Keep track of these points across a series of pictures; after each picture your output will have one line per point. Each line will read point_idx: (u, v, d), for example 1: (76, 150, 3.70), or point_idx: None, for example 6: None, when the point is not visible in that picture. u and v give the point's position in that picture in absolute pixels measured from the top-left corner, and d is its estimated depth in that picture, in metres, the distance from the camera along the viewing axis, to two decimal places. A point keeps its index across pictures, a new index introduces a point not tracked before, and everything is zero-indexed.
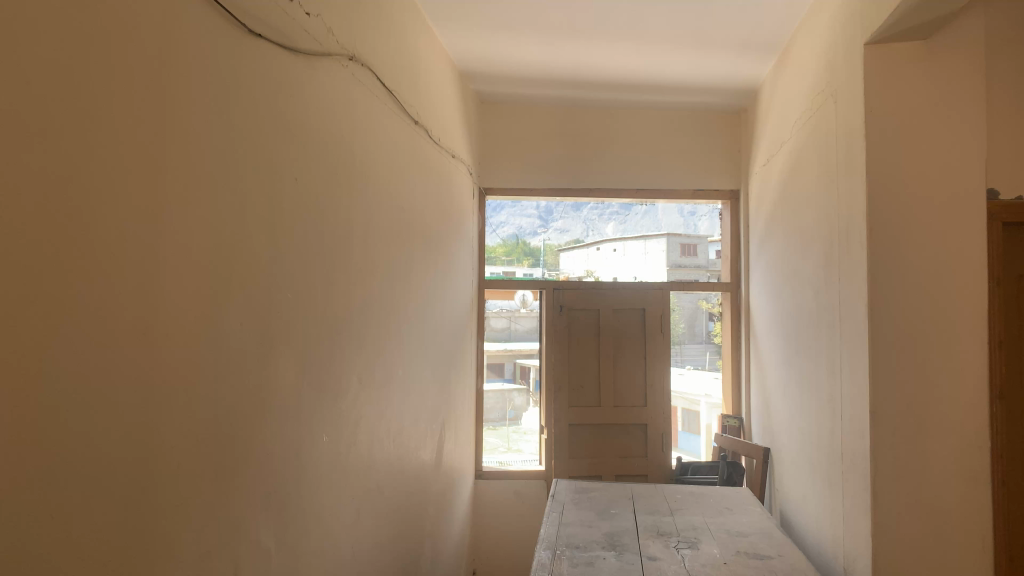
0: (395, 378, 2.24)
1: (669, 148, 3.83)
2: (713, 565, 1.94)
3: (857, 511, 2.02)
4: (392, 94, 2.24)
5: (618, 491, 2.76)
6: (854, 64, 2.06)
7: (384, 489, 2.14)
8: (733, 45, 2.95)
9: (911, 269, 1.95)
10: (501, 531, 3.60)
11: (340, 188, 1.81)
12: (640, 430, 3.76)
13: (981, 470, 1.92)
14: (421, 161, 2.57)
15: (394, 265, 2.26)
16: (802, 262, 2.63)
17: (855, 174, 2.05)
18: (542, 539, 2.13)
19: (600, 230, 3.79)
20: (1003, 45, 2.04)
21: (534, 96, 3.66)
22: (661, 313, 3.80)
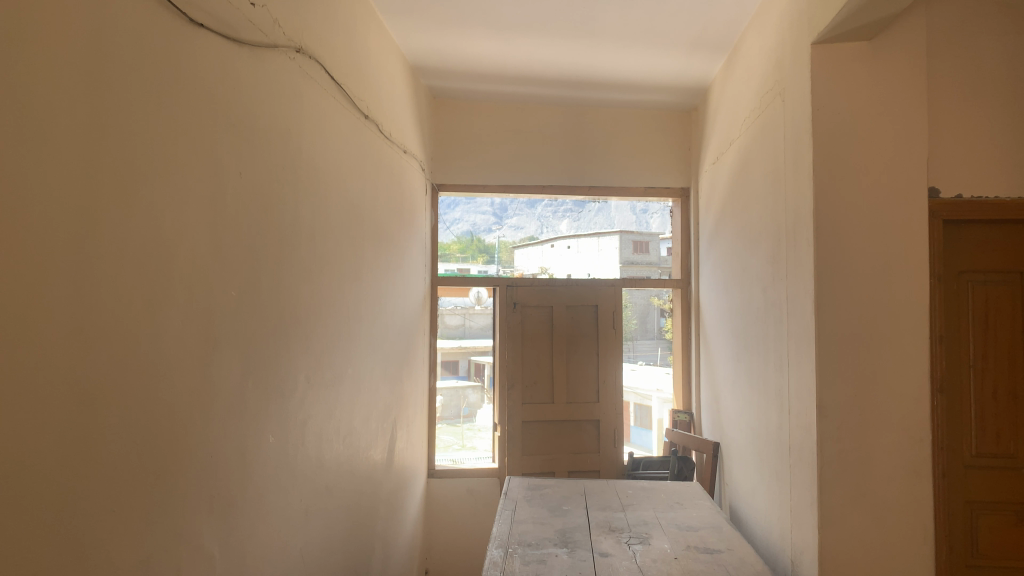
0: (346, 377, 2.22)
1: (621, 145, 3.86)
2: (664, 560, 1.95)
3: (804, 504, 2.06)
4: (341, 88, 2.20)
5: (570, 487, 2.77)
6: (802, 63, 2.09)
7: (334, 490, 2.11)
8: (683, 44, 2.98)
9: (855, 266, 1.98)
10: (454, 530, 3.58)
11: (287, 182, 1.78)
12: (593, 425, 3.77)
13: (922, 462, 1.97)
14: (371, 157, 2.54)
15: (344, 262, 2.22)
16: (750, 258, 2.66)
17: (802, 172, 2.08)
18: (494, 537, 2.12)
19: (554, 228, 3.85)
20: (944, 47, 2.09)
21: (488, 91, 3.64)
22: (613, 310, 3.81)
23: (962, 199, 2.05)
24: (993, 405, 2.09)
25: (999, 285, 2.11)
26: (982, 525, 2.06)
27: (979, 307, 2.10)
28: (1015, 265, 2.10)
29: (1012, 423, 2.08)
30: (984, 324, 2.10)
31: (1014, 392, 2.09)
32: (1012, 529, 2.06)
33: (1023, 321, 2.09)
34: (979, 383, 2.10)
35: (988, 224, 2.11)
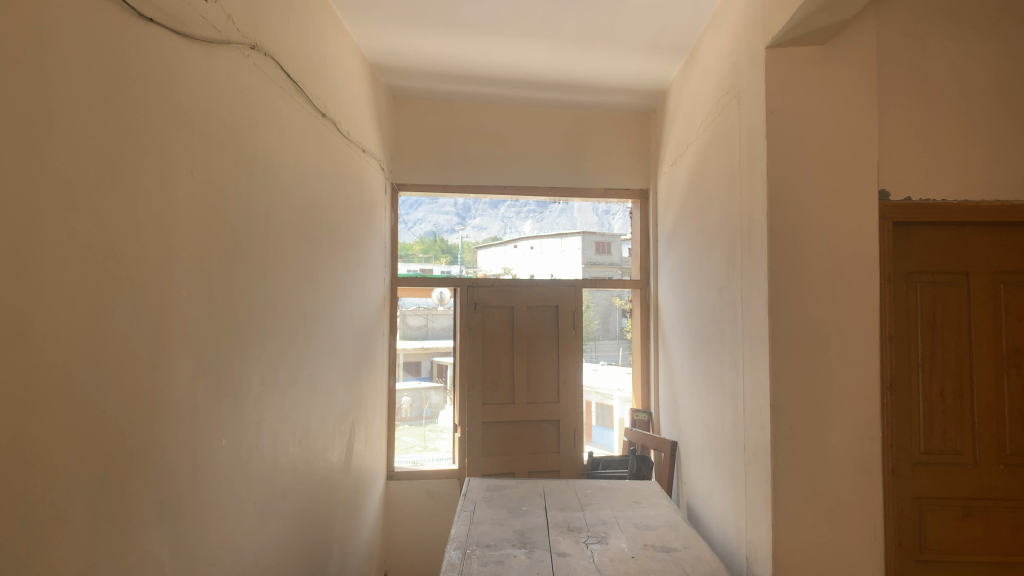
0: (303, 378, 2.19)
1: (581, 146, 3.88)
2: (621, 559, 1.96)
3: (759, 501, 2.09)
4: (298, 86, 2.18)
5: (529, 488, 2.77)
6: (756, 67, 2.12)
7: (290, 494, 2.08)
8: (642, 46, 3.00)
9: (807, 267, 2.02)
10: (413, 532, 3.57)
11: (241, 181, 1.75)
12: (553, 425, 3.79)
13: (872, 460, 2.01)
14: (329, 155, 2.51)
15: (301, 262, 2.20)
16: (707, 258, 2.70)
17: (756, 174, 2.11)
18: (452, 539, 2.11)
19: (518, 228, 3.88)
20: (894, 52, 2.13)
21: (448, 91, 3.63)
22: (572, 311, 3.83)
23: (911, 202, 2.10)
24: (940, 403, 2.14)
25: (947, 285, 2.16)
26: (931, 520, 2.11)
27: (927, 307, 2.15)
28: (961, 266, 2.15)
29: (959, 421, 2.13)
30: (932, 324, 2.15)
31: (960, 390, 2.14)
32: (959, 523, 2.11)
33: (969, 321, 2.15)
34: (927, 381, 2.15)
35: (937, 226, 2.15)
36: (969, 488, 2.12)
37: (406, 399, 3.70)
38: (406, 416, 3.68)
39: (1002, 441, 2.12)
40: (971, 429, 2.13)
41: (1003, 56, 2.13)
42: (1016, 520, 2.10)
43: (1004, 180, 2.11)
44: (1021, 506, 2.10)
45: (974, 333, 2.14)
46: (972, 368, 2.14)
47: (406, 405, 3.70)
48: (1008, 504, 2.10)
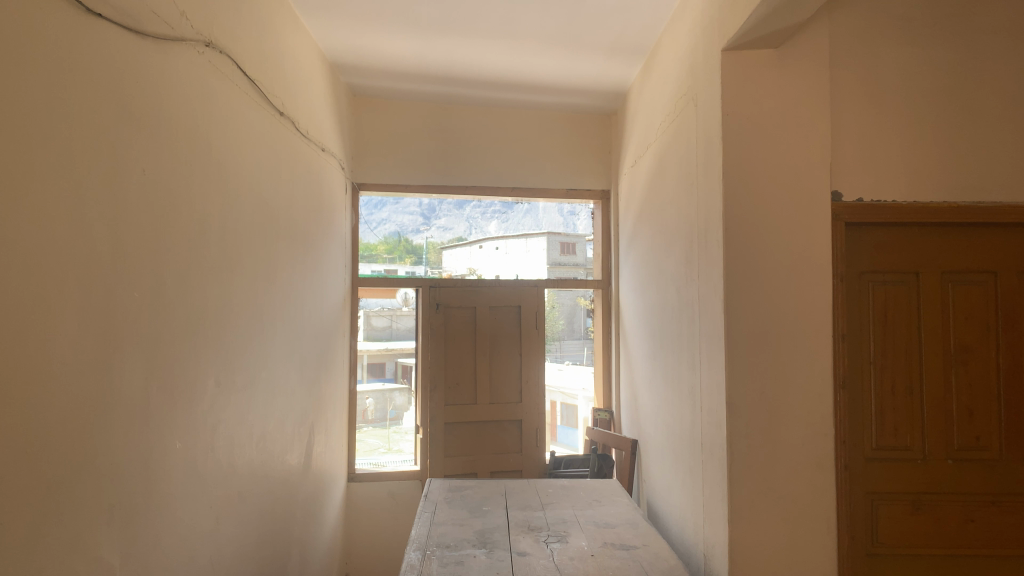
0: (259, 380, 2.17)
1: (542, 147, 3.90)
2: (581, 557, 1.97)
3: (716, 499, 2.11)
4: (255, 85, 2.16)
5: (491, 488, 2.77)
6: (712, 68, 2.15)
7: (246, 497, 2.05)
8: (602, 47, 3.02)
9: (762, 267, 2.05)
10: (375, 534, 3.54)
11: (195, 179, 1.72)
12: (515, 425, 3.79)
13: (826, 456, 2.04)
14: (287, 154, 2.49)
15: (258, 263, 2.18)
16: (665, 259, 2.73)
17: (713, 175, 2.14)
18: (412, 540, 2.10)
19: (483, 228, 3.82)
20: (847, 55, 2.17)
21: (410, 90, 3.62)
22: (536, 311, 3.84)
23: (862, 203, 2.14)
24: (891, 399, 2.19)
25: (897, 284, 2.20)
26: (882, 514, 2.15)
27: (879, 306, 2.20)
28: (911, 266, 2.20)
29: (909, 417, 2.18)
30: (884, 322, 2.20)
31: (910, 386, 2.19)
32: (909, 518, 2.15)
33: (919, 320, 2.20)
34: (879, 379, 2.19)
35: (888, 227, 2.20)
36: (919, 483, 2.16)
37: (370, 401, 3.67)
38: (370, 417, 3.66)
39: (951, 436, 2.18)
40: (921, 425, 2.18)
41: (953, 59, 2.17)
42: (964, 514, 2.15)
43: (954, 181, 2.16)
44: (968, 500, 2.15)
45: (924, 332, 2.19)
46: (922, 365, 2.19)
47: (370, 406, 3.68)
48: (956, 498, 2.15)
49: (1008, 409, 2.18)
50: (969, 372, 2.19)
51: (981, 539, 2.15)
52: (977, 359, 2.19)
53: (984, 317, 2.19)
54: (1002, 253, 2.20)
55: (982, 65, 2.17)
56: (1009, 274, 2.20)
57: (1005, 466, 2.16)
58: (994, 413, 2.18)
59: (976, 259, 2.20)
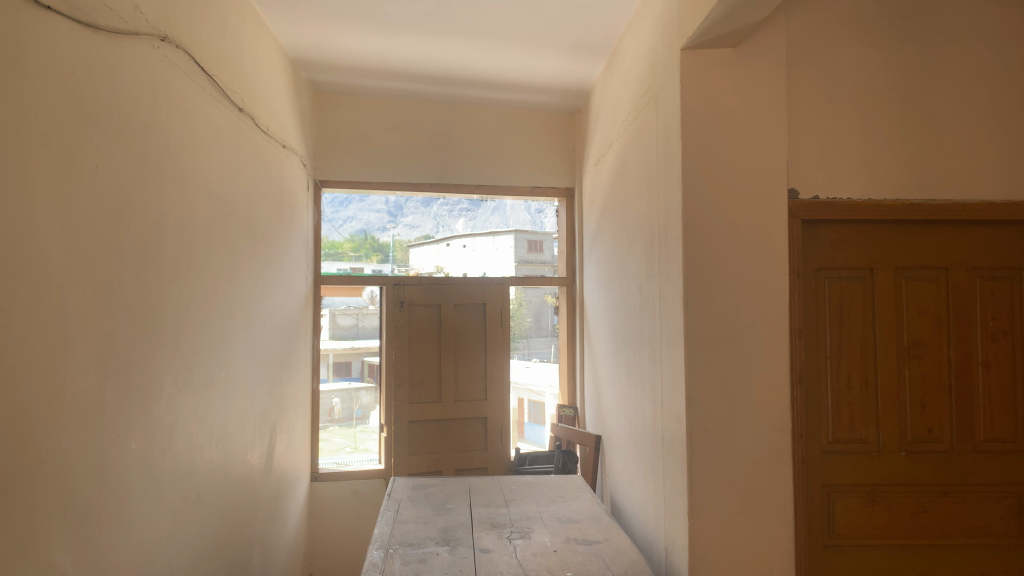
0: (219, 380, 2.14)
1: (506, 145, 3.90)
2: (544, 553, 1.98)
3: (676, 493, 2.14)
4: (213, 80, 2.13)
5: (455, 486, 2.77)
6: (672, 67, 2.18)
7: (206, 497, 2.03)
8: (565, 46, 3.03)
9: (721, 263, 2.08)
10: (339, 534, 3.52)
11: (150, 174, 1.69)
12: (479, 423, 3.79)
13: (784, 449, 2.07)
14: (246, 150, 2.46)
15: (217, 261, 2.15)
16: (627, 256, 2.75)
17: (673, 173, 2.16)
18: (374, 539, 2.09)
19: (449, 227, 4.09)
20: (803, 54, 2.20)
21: (373, 87, 3.60)
22: (500, 309, 3.82)
23: (818, 200, 2.18)
24: (847, 393, 2.23)
25: (852, 280, 2.25)
26: (838, 506, 2.20)
27: (834, 302, 2.24)
28: (866, 262, 2.25)
29: (864, 411, 2.23)
30: (840, 318, 2.24)
31: (865, 380, 2.24)
32: (865, 509, 2.20)
33: (874, 315, 2.24)
34: (835, 373, 2.23)
35: (843, 224, 2.24)
36: (874, 474, 2.21)
37: (337, 400, 3.73)
38: (337, 416, 3.70)
39: (904, 429, 2.23)
40: (876, 418, 2.23)
41: (906, 59, 2.22)
42: (917, 505, 2.20)
43: (908, 178, 2.20)
44: (921, 491, 2.21)
45: (878, 327, 2.24)
46: (876, 360, 2.24)
47: (337, 406, 3.72)
48: (909, 490, 2.21)
49: (959, 402, 2.23)
50: (922, 366, 2.24)
51: (933, 529, 2.20)
52: (929, 353, 2.24)
53: (936, 313, 2.24)
54: (954, 250, 2.25)
55: (935, 64, 2.21)
56: (961, 270, 2.25)
57: (956, 458, 2.21)
58: (945, 406, 2.23)
59: (928, 255, 2.25)
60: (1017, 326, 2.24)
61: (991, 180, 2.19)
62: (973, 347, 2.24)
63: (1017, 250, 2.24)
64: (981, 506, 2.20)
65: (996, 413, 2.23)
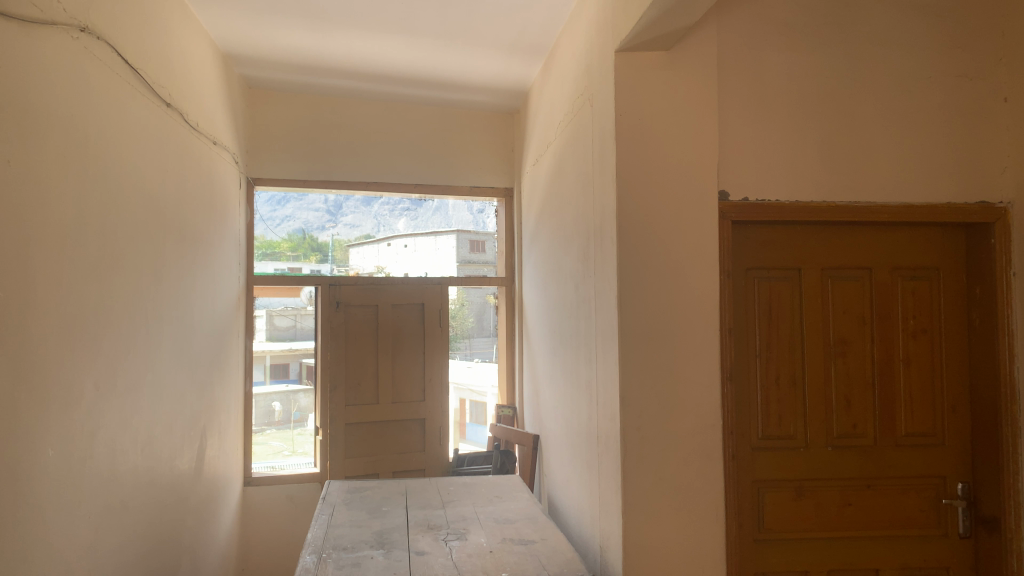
0: (144, 382, 2.07)
1: (445, 144, 3.88)
2: (480, 554, 1.97)
3: (611, 491, 2.16)
4: (138, 73, 2.06)
5: (391, 488, 2.74)
6: (607, 69, 2.20)
7: (130, 505, 1.96)
8: (502, 45, 3.03)
9: (653, 263, 2.11)
10: (273, 539, 3.45)
11: (67, 168, 1.63)
12: (417, 424, 3.77)
13: (714, 446, 2.11)
14: (174, 146, 2.38)
15: (141, 258, 2.07)
16: (564, 256, 2.77)
17: (608, 174, 2.19)
18: (308, 543, 2.05)
19: (391, 227, 3.81)
20: (734, 56, 2.23)
21: (308, 83, 3.54)
22: (439, 309, 3.82)
23: (748, 202, 2.21)
24: (775, 390, 2.28)
25: (781, 280, 2.30)
26: (767, 501, 2.25)
27: (764, 301, 2.29)
28: (794, 263, 2.31)
29: (792, 407, 2.28)
30: (768, 316, 2.29)
31: (794, 378, 2.29)
32: (793, 503, 2.25)
33: (801, 314, 2.30)
34: (764, 371, 2.28)
35: (772, 225, 2.30)
36: (801, 470, 2.27)
37: (279, 404, 3.60)
38: (279, 420, 3.59)
39: (830, 425, 2.29)
40: (803, 415, 2.29)
41: (832, 63, 2.27)
42: (842, 498, 2.27)
43: (834, 181, 2.25)
44: (846, 485, 2.28)
45: (806, 326, 2.30)
46: (804, 357, 2.30)
47: (276, 410, 3.60)
48: (835, 484, 2.27)
49: (882, 398, 2.31)
50: (847, 363, 2.31)
51: (857, 521, 2.27)
52: (853, 351, 2.31)
53: (860, 311, 2.32)
54: (877, 251, 2.33)
55: (859, 69, 2.27)
56: (884, 270, 2.33)
57: (879, 452, 2.29)
58: (868, 402, 2.31)
59: (852, 256, 2.33)
60: (936, 323, 2.33)
61: (912, 183, 2.26)
62: (895, 345, 2.32)
63: (937, 251, 2.33)
64: (902, 498, 2.28)
65: (916, 408, 2.31)
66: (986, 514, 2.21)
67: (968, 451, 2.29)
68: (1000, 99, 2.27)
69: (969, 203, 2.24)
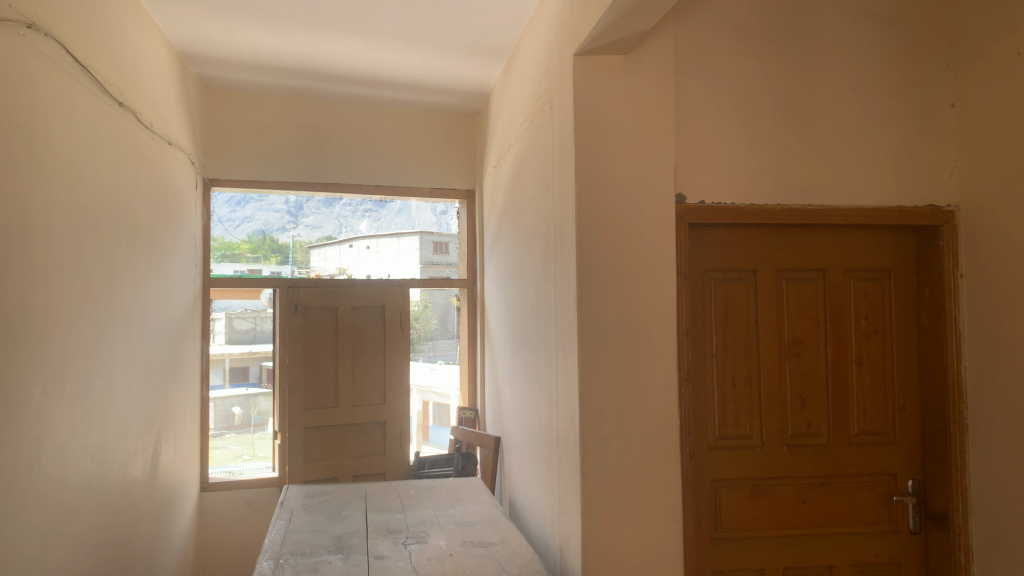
0: (95, 387, 2.03)
1: (405, 145, 3.87)
2: (439, 557, 1.97)
3: (570, 492, 2.17)
4: (88, 71, 2.01)
5: (351, 492, 2.72)
6: (566, 72, 2.22)
7: (80, 513, 1.92)
8: (462, 47, 3.03)
9: (613, 265, 2.12)
10: (230, 545, 3.40)
11: (13, 168, 1.58)
12: (378, 427, 3.74)
13: (671, 447, 2.13)
14: (127, 146, 2.33)
15: (92, 261, 2.03)
16: (524, 259, 2.78)
17: (567, 176, 2.20)
18: (265, 548, 2.02)
19: (353, 228, 3.76)
20: (691, 61, 2.26)
21: (266, 83, 3.49)
22: (399, 311, 3.80)
23: (704, 204, 2.23)
24: (731, 390, 2.31)
25: (736, 281, 2.34)
26: (724, 500, 2.27)
27: (720, 303, 2.32)
28: (749, 265, 2.34)
29: (748, 407, 2.32)
30: (724, 317, 2.32)
31: (749, 378, 2.33)
32: (749, 502, 2.28)
33: (757, 316, 2.34)
34: (720, 372, 2.31)
35: (728, 227, 2.33)
36: (757, 468, 2.30)
37: (239, 408, 3.53)
38: (239, 425, 3.53)
39: (785, 424, 2.33)
40: (759, 414, 2.32)
41: (786, 69, 2.30)
42: (797, 496, 2.31)
43: (789, 184, 2.28)
44: (801, 483, 2.31)
45: (761, 327, 2.34)
46: (759, 358, 2.33)
47: (237, 415, 3.53)
48: (789, 482, 2.31)
49: (835, 397, 2.35)
50: (801, 364, 2.35)
51: (812, 518, 2.31)
52: (807, 351, 2.35)
53: (814, 312, 2.36)
54: (830, 254, 2.37)
55: (812, 75, 2.31)
56: (837, 272, 2.37)
57: (833, 450, 2.34)
58: (822, 401, 2.35)
59: (806, 259, 2.37)
60: (886, 324, 2.38)
61: (863, 187, 2.31)
62: (848, 345, 2.37)
63: (887, 253, 2.38)
64: (855, 496, 2.33)
65: (868, 407, 2.36)
66: (934, 510, 2.27)
67: (917, 449, 2.35)
68: (947, 105, 2.33)
69: (918, 206, 2.30)
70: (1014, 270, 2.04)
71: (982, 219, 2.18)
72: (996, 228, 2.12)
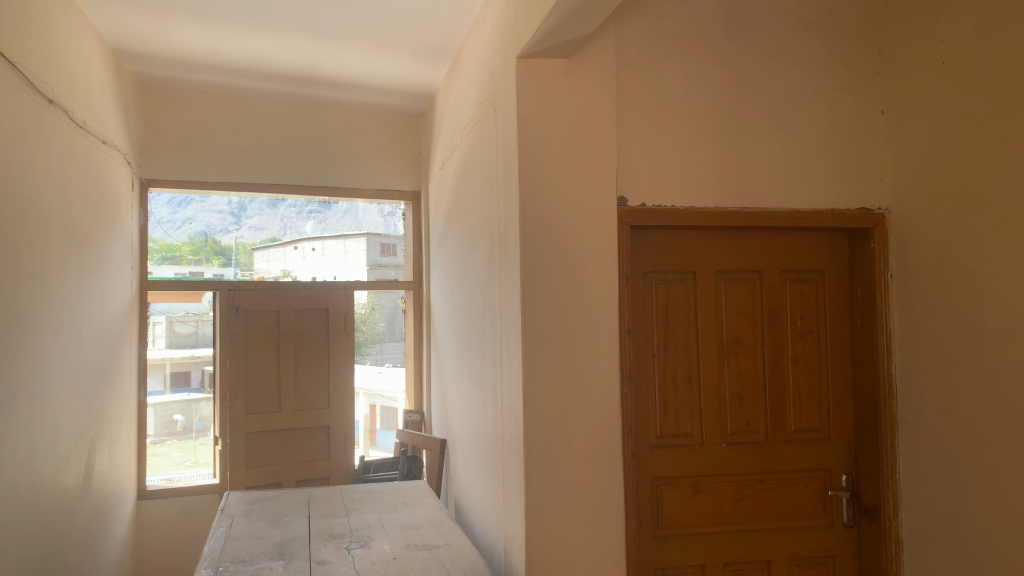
0: (24, 394, 1.96)
1: (350, 146, 3.83)
2: (383, 561, 1.96)
3: (515, 492, 2.18)
4: (16, 68, 1.95)
5: (294, 497, 2.68)
6: (510, 75, 2.23)
7: (9, 524, 1.85)
8: (406, 48, 3.02)
9: (557, 266, 2.14)
10: (168, 553, 3.33)
11: None
12: (322, 432, 3.70)
13: (615, 446, 2.15)
14: (58, 144, 2.26)
15: (20, 264, 1.96)
16: (470, 260, 2.78)
17: (512, 178, 2.21)
18: (204, 557, 1.98)
19: (298, 229, 3.75)
20: (633, 65, 2.29)
21: (206, 82, 3.43)
22: (344, 312, 3.74)
23: (645, 207, 2.26)
24: (672, 389, 2.35)
25: (676, 283, 2.38)
26: (666, 497, 2.31)
27: (661, 303, 2.36)
28: (689, 266, 2.39)
29: (688, 405, 2.36)
30: (665, 318, 2.36)
31: (689, 377, 2.37)
32: (690, 499, 2.33)
33: (697, 316, 2.38)
34: (661, 371, 2.35)
35: (668, 229, 2.37)
36: (698, 466, 2.34)
37: (181, 415, 3.48)
38: (179, 432, 3.47)
39: (724, 423, 2.38)
40: (699, 413, 2.36)
41: (724, 74, 2.35)
42: (736, 492, 2.36)
43: (728, 187, 2.33)
44: (739, 479, 2.36)
45: (700, 327, 2.38)
46: (699, 357, 2.38)
47: (179, 422, 3.48)
48: (729, 479, 2.36)
49: (772, 395, 2.41)
50: (740, 363, 2.40)
51: (751, 514, 2.37)
52: (745, 350, 2.41)
53: (751, 312, 2.42)
54: (767, 255, 2.43)
55: (750, 80, 2.36)
56: (773, 273, 2.43)
57: (770, 447, 2.39)
58: (760, 399, 2.41)
59: (744, 260, 2.42)
60: (821, 324, 2.45)
61: (799, 190, 2.37)
62: (784, 345, 2.43)
63: (822, 254, 2.45)
64: (792, 491, 2.39)
65: (804, 404, 2.43)
66: (867, 504, 2.34)
67: (851, 445, 2.42)
68: (877, 111, 2.41)
69: (851, 209, 2.37)
70: (940, 272, 2.12)
71: (910, 222, 2.26)
72: (922, 231, 2.20)
